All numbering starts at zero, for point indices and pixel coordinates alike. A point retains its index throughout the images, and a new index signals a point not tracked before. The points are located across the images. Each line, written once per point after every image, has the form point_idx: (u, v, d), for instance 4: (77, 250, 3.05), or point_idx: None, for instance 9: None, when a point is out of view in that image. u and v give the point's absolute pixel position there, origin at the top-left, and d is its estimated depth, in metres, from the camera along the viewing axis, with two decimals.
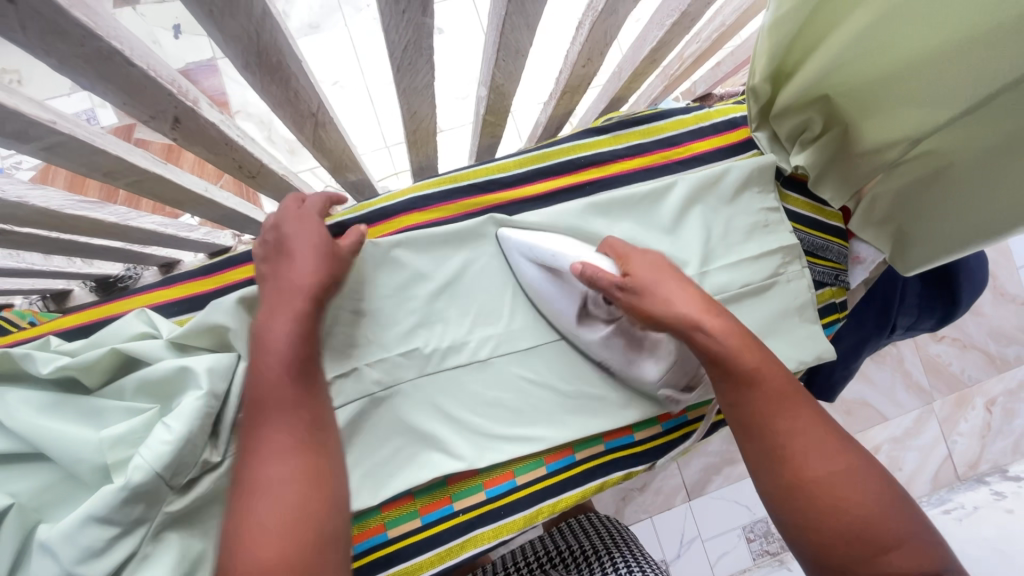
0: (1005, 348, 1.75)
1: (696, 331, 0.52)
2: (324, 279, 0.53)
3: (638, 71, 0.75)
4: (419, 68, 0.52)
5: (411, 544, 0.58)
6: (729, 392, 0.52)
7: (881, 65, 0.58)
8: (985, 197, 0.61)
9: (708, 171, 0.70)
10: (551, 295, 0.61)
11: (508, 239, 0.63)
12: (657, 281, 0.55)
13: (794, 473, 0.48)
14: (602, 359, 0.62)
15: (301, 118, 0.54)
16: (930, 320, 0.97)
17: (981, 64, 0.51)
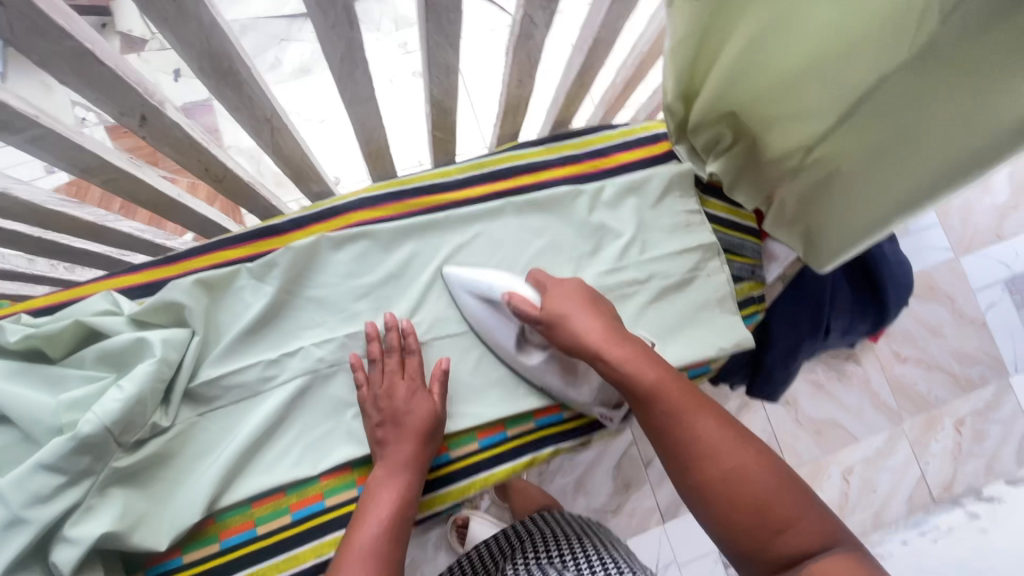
0: (969, 369, 1.78)
1: (598, 359, 0.61)
2: (433, 417, 0.62)
3: (570, 95, 0.85)
4: (359, 80, 0.60)
5: (347, 513, 0.62)
6: (646, 411, 0.59)
7: (765, 82, 0.67)
8: (876, 193, 0.68)
9: (633, 178, 0.78)
10: (495, 329, 0.67)
11: (450, 278, 0.69)
12: (573, 311, 0.63)
13: (703, 475, 0.55)
14: (543, 388, 0.68)
15: (258, 123, 0.62)
16: (865, 324, 1.04)
17: (840, 75, 0.60)
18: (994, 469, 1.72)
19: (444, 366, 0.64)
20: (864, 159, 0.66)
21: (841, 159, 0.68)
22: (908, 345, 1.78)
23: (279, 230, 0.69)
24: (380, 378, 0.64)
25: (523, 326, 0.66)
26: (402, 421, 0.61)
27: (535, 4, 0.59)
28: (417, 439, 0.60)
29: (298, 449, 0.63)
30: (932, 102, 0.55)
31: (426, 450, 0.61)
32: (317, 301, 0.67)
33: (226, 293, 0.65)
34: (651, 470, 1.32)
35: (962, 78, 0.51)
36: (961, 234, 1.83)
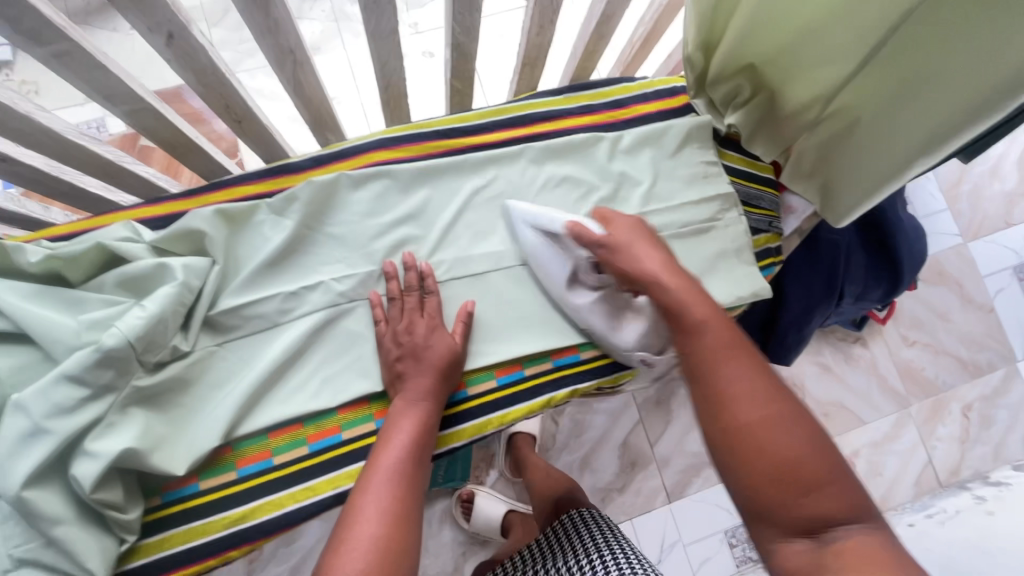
0: (977, 354, 1.77)
1: (654, 284, 0.60)
2: (450, 354, 0.62)
3: (588, 48, 0.85)
4: (383, 8, 0.60)
5: (364, 446, 0.62)
6: (687, 340, 0.57)
7: (787, 25, 0.67)
8: (894, 139, 0.68)
9: (651, 128, 0.79)
10: (546, 261, 0.67)
11: (510, 210, 0.70)
12: (631, 243, 0.63)
13: (727, 419, 0.52)
14: (585, 325, 0.67)
15: (281, 54, 0.63)
16: (877, 291, 1.02)
17: (865, 11, 0.60)
18: (1002, 455, 1.72)
19: (469, 307, 0.65)
20: (886, 104, 0.66)
21: (862, 108, 0.69)
22: (916, 329, 1.77)
23: (295, 168, 0.69)
24: (399, 315, 0.64)
25: (576, 262, 0.66)
26: (421, 356, 0.61)
27: None
28: (435, 373, 0.61)
29: (316, 382, 0.62)
30: (956, 34, 0.56)
31: (445, 385, 0.61)
32: (337, 238, 0.67)
33: (245, 227, 0.65)
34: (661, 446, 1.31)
35: (988, 4, 0.52)
36: (971, 219, 1.83)
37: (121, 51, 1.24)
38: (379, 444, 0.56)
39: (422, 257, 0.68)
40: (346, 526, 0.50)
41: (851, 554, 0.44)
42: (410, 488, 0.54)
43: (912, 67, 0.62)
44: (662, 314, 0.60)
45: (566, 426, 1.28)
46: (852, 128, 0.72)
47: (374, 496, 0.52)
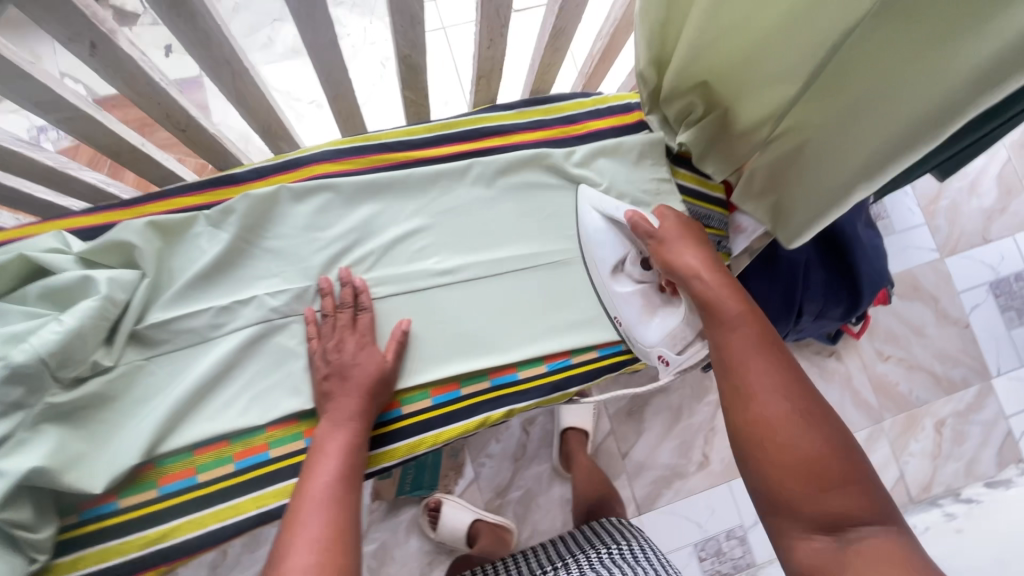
0: (950, 370, 1.77)
1: (694, 278, 0.62)
2: (380, 369, 0.62)
3: (545, 61, 0.84)
4: (319, 21, 0.60)
5: (293, 464, 0.61)
6: (717, 335, 0.59)
7: (738, 43, 0.67)
8: (844, 157, 0.67)
9: (602, 145, 0.78)
10: (600, 245, 0.70)
11: (582, 195, 0.73)
12: (679, 239, 0.65)
13: (756, 412, 0.53)
14: (617, 315, 0.69)
15: (217, 64, 0.62)
16: (838, 308, 1.02)
17: (809, 32, 0.59)
18: (975, 471, 1.71)
19: (404, 326, 0.65)
20: (834, 123, 0.66)
21: (814, 126, 0.68)
22: (891, 343, 1.76)
23: (239, 179, 0.67)
24: (325, 332, 0.63)
25: (626, 255, 0.69)
26: (349, 376, 0.60)
27: None
28: (362, 391, 0.60)
29: (245, 399, 0.61)
30: (897, 56, 0.55)
31: (371, 404, 0.60)
32: (274, 251, 0.66)
33: (181, 238, 0.64)
34: (629, 461, 1.29)
35: (925, 27, 0.51)
36: (948, 235, 1.81)
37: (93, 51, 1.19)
38: (309, 468, 0.55)
39: (361, 272, 0.67)
40: (281, 551, 0.48)
41: (872, 552, 0.45)
42: (343, 506, 0.53)
43: (857, 87, 0.61)
44: (697, 308, 0.62)
45: (536, 436, 1.26)
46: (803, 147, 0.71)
47: (311, 520, 0.51)
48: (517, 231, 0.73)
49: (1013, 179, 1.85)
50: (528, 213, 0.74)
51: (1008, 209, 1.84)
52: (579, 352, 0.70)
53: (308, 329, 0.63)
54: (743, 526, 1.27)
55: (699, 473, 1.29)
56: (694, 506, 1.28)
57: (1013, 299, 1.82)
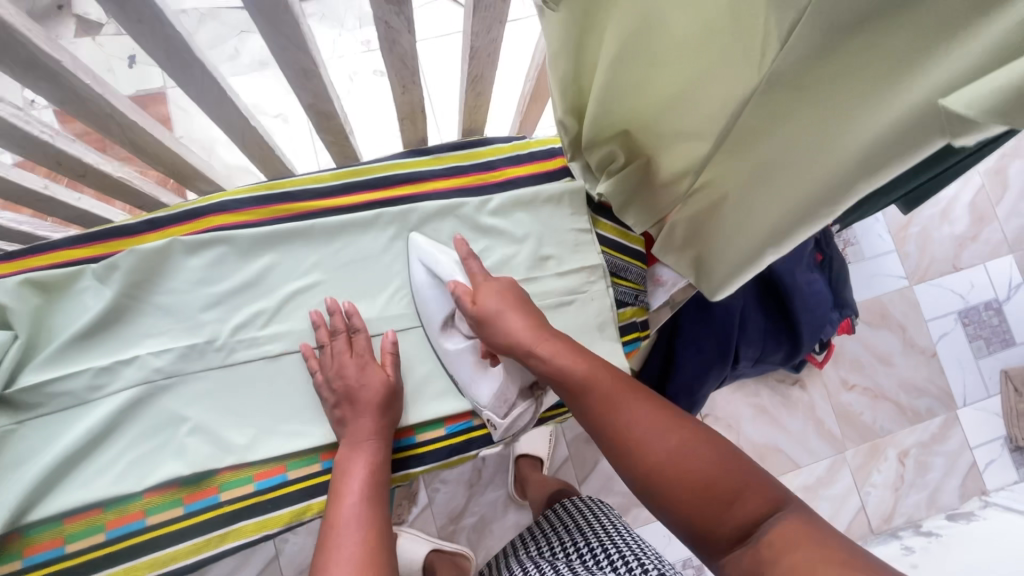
0: (915, 401, 1.43)
1: (531, 356, 0.57)
2: (388, 384, 0.63)
3: (470, 103, 0.82)
4: (200, 79, 0.57)
5: (169, 533, 0.59)
6: (584, 404, 0.54)
7: (647, 96, 0.62)
8: (754, 220, 0.63)
9: (519, 194, 0.76)
10: (428, 301, 0.67)
11: (415, 245, 0.70)
12: (502, 310, 0.60)
13: (642, 460, 0.49)
14: (454, 374, 0.67)
15: (100, 119, 0.60)
16: (778, 354, 1.01)
17: (713, 93, 0.54)
18: (936, 502, 1.39)
19: (392, 338, 0.66)
20: (744, 184, 0.62)
21: (726, 184, 0.64)
22: (855, 371, 1.43)
23: (133, 231, 0.65)
24: (333, 354, 0.64)
25: (454, 309, 0.66)
26: (356, 399, 0.62)
27: (383, 8, 0.56)
28: (377, 409, 0.62)
29: (123, 464, 0.59)
30: (794, 126, 0.52)
31: (387, 421, 0.62)
32: (164, 308, 0.64)
33: (65, 295, 0.62)
34: (588, 484, 1.20)
35: (818, 100, 0.48)
36: (917, 261, 1.46)
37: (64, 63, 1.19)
38: (336, 490, 0.58)
39: (256, 329, 0.65)
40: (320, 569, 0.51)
41: (780, 541, 0.41)
42: (376, 521, 0.56)
43: (759, 153, 0.57)
44: (549, 382, 0.56)
45: (491, 461, 1.20)
46: (720, 204, 0.67)
47: (345, 538, 0.54)
48: None
49: (987, 203, 1.49)
50: None
51: (980, 235, 1.48)
52: (480, 413, 0.69)
53: (310, 358, 0.64)
54: None
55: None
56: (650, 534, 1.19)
57: (983, 327, 1.45)
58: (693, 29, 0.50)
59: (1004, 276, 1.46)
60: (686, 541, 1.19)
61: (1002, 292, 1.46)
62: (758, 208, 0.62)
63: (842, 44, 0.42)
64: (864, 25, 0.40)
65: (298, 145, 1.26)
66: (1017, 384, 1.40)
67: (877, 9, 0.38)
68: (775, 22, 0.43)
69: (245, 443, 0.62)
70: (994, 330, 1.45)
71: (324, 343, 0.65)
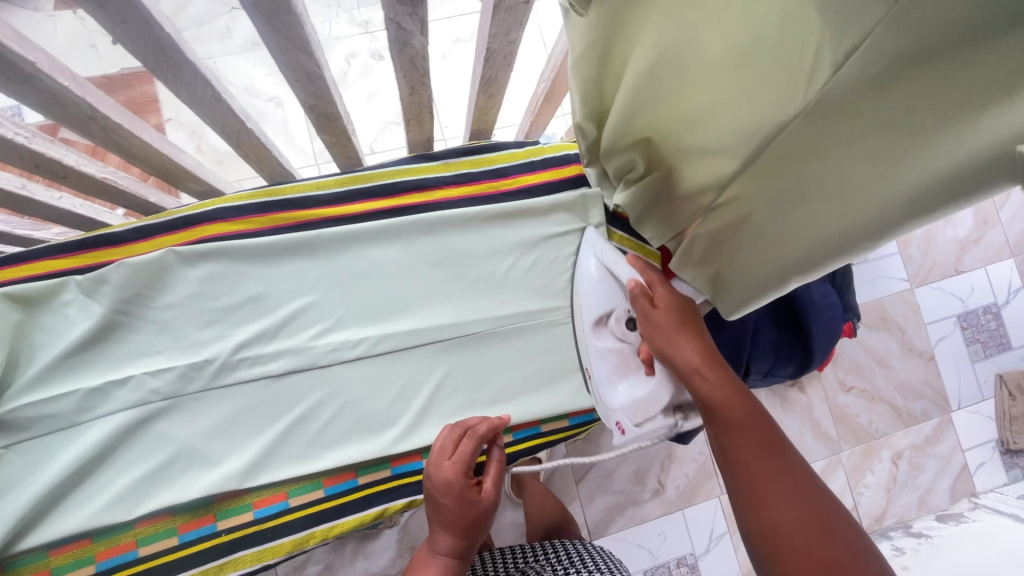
0: (912, 403, 1.40)
1: (694, 375, 0.51)
2: (484, 509, 0.56)
3: (481, 104, 0.77)
4: (193, 81, 0.52)
5: (164, 563, 0.56)
6: (722, 436, 0.48)
7: (674, 110, 0.56)
8: (780, 243, 0.60)
9: (533, 205, 0.72)
10: (589, 297, 0.65)
11: (587, 239, 0.69)
12: (675, 324, 0.53)
13: (763, 519, 0.43)
14: (594, 370, 0.63)
15: (79, 121, 0.55)
16: (788, 367, 0.98)
17: (745, 115, 0.50)
18: (928, 503, 1.36)
19: (500, 447, 0.61)
20: (769, 209, 0.58)
21: (751, 204, 0.60)
22: (854, 373, 1.39)
23: (117, 240, 0.60)
24: (451, 451, 0.57)
25: (614, 308, 0.61)
26: (442, 507, 0.56)
27: (396, 9, 0.51)
28: (461, 530, 0.55)
29: (114, 493, 0.56)
30: (833, 154, 0.48)
31: (469, 542, 0.56)
32: (159, 325, 0.60)
33: (48, 309, 0.58)
34: (583, 485, 1.16)
35: (867, 130, 0.44)
36: (919, 263, 1.43)
37: (42, 39, 1.12)
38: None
39: (260, 348, 0.61)
40: None
41: None
42: None
43: (791, 180, 0.54)
44: (703, 410, 0.50)
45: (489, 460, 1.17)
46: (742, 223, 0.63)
47: None
48: (436, 300, 0.67)
49: (992, 207, 1.47)
50: (448, 279, 0.68)
51: (983, 238, 1.46)
52: None
53: (443, 432, 0.59)
54: (694, 553, 1.17)
55: (652, 498, 1.18)
56: (648, 531, 1.17)
57: (981, 331, 1.43)
58: (737, 41, 0.45)
59: (1003, 281, 1.45)
60: (680, 541, 1.17)
61: (1001, 297, 1.45)
62: (784, 231, 0.58)
63: (904, 76, 0.38)
64: (933, 58, 0.36)
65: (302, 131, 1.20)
66: (1011, 388, 1.38)
67: (946, 45, 0.35)
68: (828, 44, 0.39)
69: (246, 471, 0.58)
70: (991, 334, 1.43)
71: (455, 432, 0.59)
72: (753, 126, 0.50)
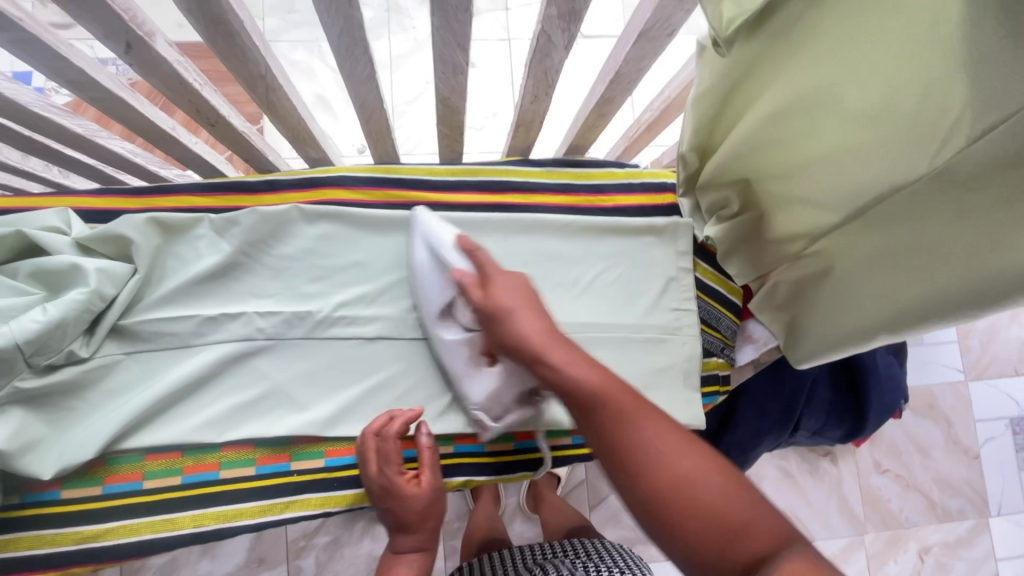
0: (948, 498, 1.35)
1: (539, 362, 0.48)
2: (432, 495, 0.58)
3: (589, 122, 0.81)
4: (358, 58, 0.58)
5: (239, 490, 0.60)
6: (583, 418, 0.46)
7: (778, 162, 0.58)
8: (866, 302, 0.60)
9: (626, 223, 0.75)
10: (428, 287, 0.62)
11: (416, 220, 0.65)
12: (511, 307, 0.50)
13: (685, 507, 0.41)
14: (449, 364, 0.62)
15: (251, 77, 0.61)
16: (836, 431, 0.98)
17: (853, 176, 0.52)
18: None
19: (426, 433, 0.60)
20: (861, 267, 0.59)
21: (841, 259, 0.61)
22: (891, 456, 1.35)
23: (251, 189, 0.66)
24: (372, 460, 0.58)
25: (453, 299, 0.59)
26: (390, 509, 0.58)
27: (553, 22, 0.56)
28: (419, 524, 0.57)
29: (210, 415, 0.60)
30: (944, 223, 0.49)
31: (428, 532, 0.58)
32: (275, 271, 0.65)
33: (182, 238, 0.63)
34: (597, 512, 1.15)
35: (985, 204, 0.45)
36: (978, 357, 1.39)
37: None
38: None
39: (358, 309, 0.66)
40: None
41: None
42: None
43: (895, 239, 0.54)
44: (557, 395, 0.48)
45: None
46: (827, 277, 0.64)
47: None
48: None
49: None
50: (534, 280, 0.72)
51: None
52: (551, 434, 0.69)
53: (357, 445, 0.60)
54: None
55: None
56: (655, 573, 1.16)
57: None
58: (862, 107, 0.47)
59: None
60: None
61: None
62: (873, 289, 0.59)
63: None
64: None
65: (423, 115, 1.25)
66: None
67: None
68: (967, 120, 0.40)
69: (328, 421, 0.62)
70: None
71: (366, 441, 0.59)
72: (861, 185, 0.51)
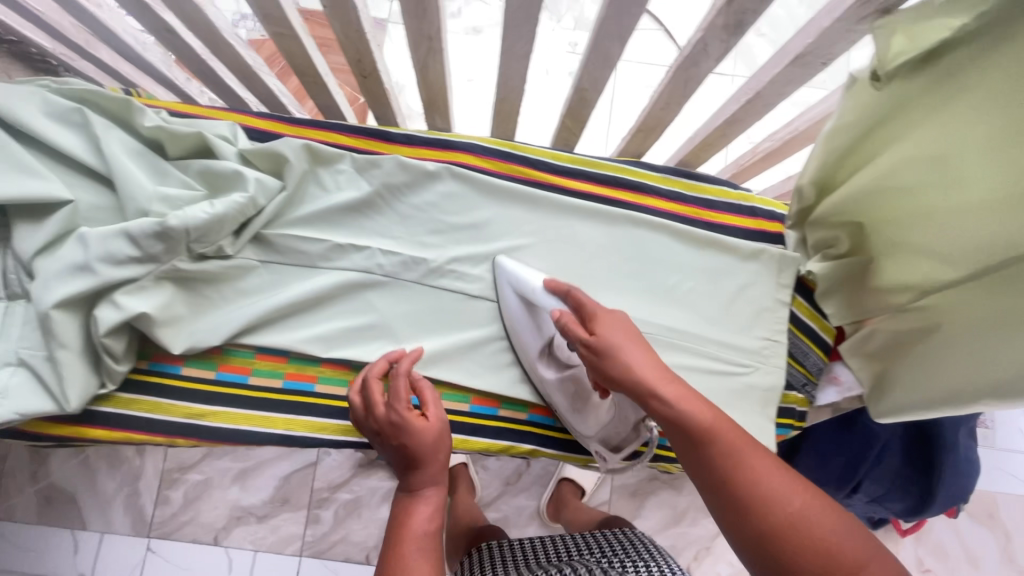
0: None
1: (652, 397, 0.50)
2: (444, 427, 0.56)
3: (708, 140, 0.83)
4: (522, 34, 0.63)
5: (330, 405, 0.64)
6: (691, 454, 0.47)
7: (907, 203, 0.57)
8: (964, 366, 0.57)
9: (729, 241, 0.76)
10: (523, 330, 0.65)
11: (503, 267, 0.67)
12: (621, 343, 0.52)
13: (774, 522, 0.42)
14: (551, 400, 0.66)
15: (419, 36, 0.67)
16: (897, 503, 0.93)
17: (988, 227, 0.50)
18: None
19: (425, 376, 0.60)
20: (969, 329, 0.56)
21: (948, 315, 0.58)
22: (936, 556, 1.26)
23: (392, 138, 0.72)
24: (377, 394, 0.58)
25: (554, 334, 0.63)
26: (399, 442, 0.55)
27: (716, 32, 0.58)
28: (433, 453, 0.54)
29: (318, 331, 0.65)
30: None
31: (442, 464, 0.54)
32: (399, 216, 0.70)
33: (325, 170, 0.69)
34: None
35: None
36: None
37: None
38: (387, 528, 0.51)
39: (466, 266, 0.70)
40: None
41: None
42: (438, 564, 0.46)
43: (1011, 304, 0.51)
44: (665, 429, 0.49)
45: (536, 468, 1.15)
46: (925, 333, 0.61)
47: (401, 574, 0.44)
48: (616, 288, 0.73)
49: None
50: (630, 275, 0.74)
51: None
52: None
53: (354, 400, 0.60)
54: None
55: None
56: None
57: None
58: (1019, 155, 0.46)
59: None
60: None
61: None
62: (977, 353, 0.56)
63: None
64: None
65: None
66: None
67: None
68: None
69: (421, 361, 0.66)
70: None
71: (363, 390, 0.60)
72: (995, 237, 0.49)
